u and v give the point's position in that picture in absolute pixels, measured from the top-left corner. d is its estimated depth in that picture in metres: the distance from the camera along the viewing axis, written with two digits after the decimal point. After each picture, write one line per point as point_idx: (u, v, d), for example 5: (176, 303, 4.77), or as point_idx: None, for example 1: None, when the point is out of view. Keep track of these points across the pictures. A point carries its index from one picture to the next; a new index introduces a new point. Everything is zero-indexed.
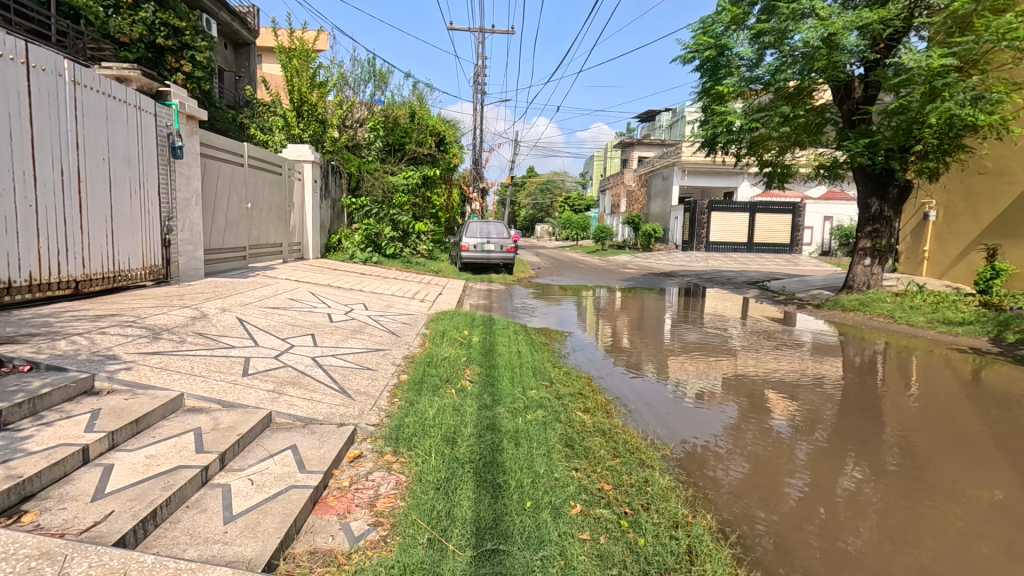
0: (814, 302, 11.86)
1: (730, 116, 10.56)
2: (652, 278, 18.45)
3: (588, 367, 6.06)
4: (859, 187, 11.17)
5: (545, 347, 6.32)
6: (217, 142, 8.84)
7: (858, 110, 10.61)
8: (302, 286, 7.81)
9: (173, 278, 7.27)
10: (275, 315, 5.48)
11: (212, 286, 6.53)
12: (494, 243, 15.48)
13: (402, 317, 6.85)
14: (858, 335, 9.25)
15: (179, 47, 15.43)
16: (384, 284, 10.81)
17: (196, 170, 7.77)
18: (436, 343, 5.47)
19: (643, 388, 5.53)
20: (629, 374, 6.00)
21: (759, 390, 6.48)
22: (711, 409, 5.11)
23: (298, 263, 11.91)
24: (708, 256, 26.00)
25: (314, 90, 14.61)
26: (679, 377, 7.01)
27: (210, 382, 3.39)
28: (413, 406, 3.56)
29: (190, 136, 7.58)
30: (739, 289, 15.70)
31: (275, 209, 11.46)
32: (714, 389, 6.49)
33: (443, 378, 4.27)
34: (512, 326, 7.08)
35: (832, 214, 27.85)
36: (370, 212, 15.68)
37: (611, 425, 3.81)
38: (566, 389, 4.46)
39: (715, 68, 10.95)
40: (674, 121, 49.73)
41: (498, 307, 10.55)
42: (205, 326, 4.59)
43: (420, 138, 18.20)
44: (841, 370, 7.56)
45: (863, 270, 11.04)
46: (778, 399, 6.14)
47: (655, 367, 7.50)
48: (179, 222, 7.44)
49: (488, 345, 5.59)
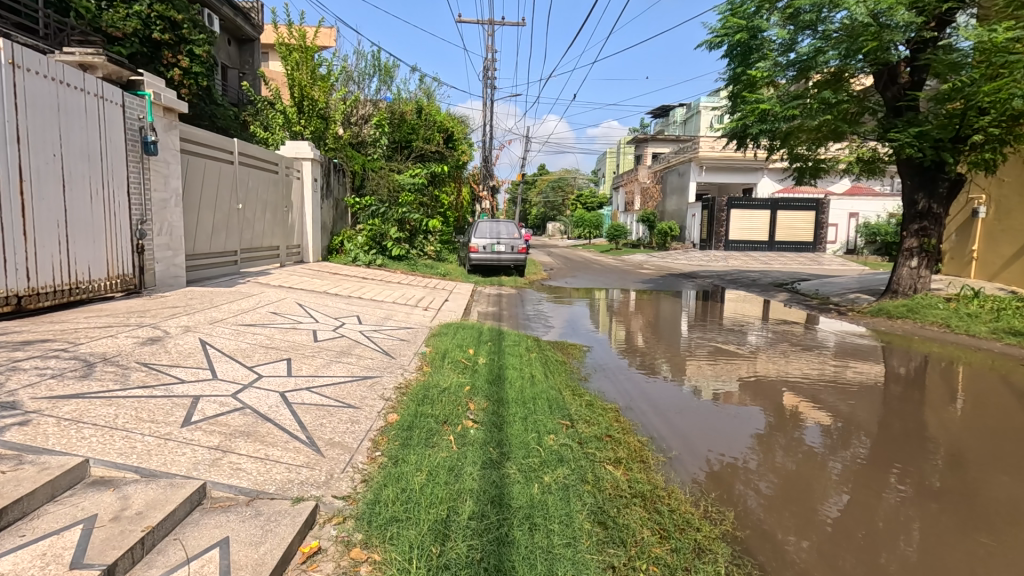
0: (852, 305, 10.89)
1: (763, 104, 9.59)
2: (671, 280, 17.54)
3: (613, 391, 5.23)
4: (906, 181, 10.17)
5: (563, 369, 5.48)
6: (201, 137, 8.13)
7: (904, 96, 9.71)
8: (291, 296, 7.05)
9: (147, 288, 6.56)
10: (249, 334, 4.72)
11: (185, 299, 5.79)
12: (504, 244, 14.66)
13: (399, 332, 6.05)
14: (911, 346, 8.28)
15: (177, 41, 14.65)
16: (386, 290, 10.03)
17: (175, 168, 7.08)
18: (435, 368, 4.66)
19: (676, 412, 4.71)
20: (655, 396, 5.17)
21: (812, 405, 5.58)
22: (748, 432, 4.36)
23: (296, 267, 11.18)
24: (728, 256, 24.94)
25: (316, 84, 13.93)
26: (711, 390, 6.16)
27: (133, 439, 2.60)
28: (397, 467, 2.76)
29: (168, 130, 6.89)
30: (766, 291, 14.70)
31: (271, 209, 10.75)
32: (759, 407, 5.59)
33: (440, 420, 3.47)
34: (524, 341, 6.25)
35: (858, 210, 26.54)
36: (376, 212, 14.91)
37: (650, 486, 3.00)
38: (590, 431, 3.65)
39: (745, 53, 10.04)
40: (689, 117, 48.48)
41: (509, 313, 9.74)
42: (156, 352, 3.82)
43: (427, 134, 17.49)
44: (900, 385, 6.64)
45: (910, 272, 10.05)
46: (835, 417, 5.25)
47: (673, 371, 6.69)
48: (155, 225, 6.73)
49: (496, 369, 4.77)
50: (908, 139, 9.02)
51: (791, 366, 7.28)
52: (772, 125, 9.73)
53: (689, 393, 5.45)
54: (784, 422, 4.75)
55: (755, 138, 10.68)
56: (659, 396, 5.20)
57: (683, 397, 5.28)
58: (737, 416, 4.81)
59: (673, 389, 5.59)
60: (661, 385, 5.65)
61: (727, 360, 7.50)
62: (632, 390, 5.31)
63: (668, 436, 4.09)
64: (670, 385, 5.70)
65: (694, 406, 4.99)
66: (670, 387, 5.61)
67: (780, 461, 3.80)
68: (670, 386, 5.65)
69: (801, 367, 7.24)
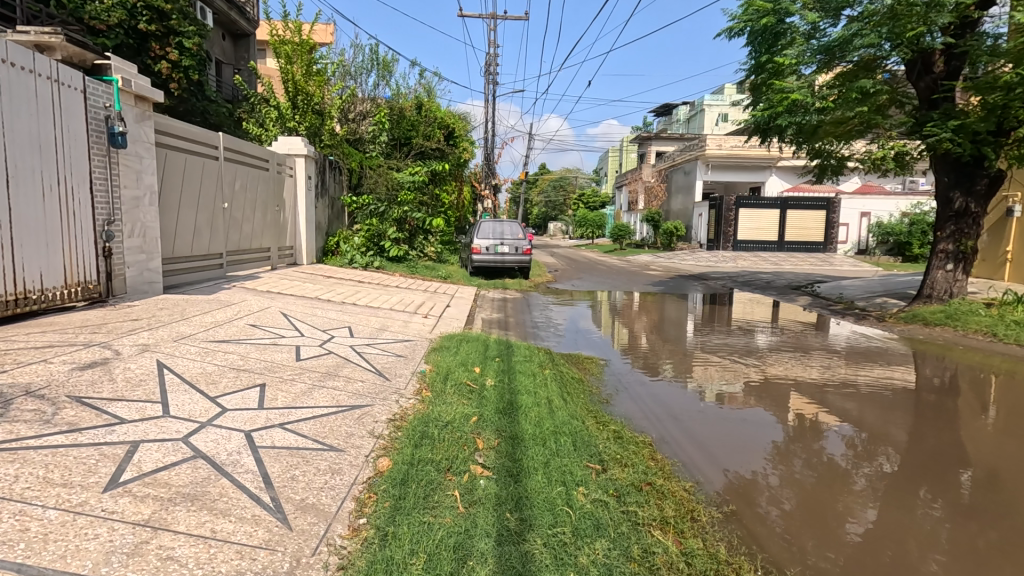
0: (880, 311, 10.21)
1: (789, 93, 8.91)
2: (681, 282, 16.86)
3: (640, 412, 4.60)
4: (940, 177, 9.45)
5: (582, 390, 4.81)
6: (182, 130, 7.48)
7: (940, 87, 8.98)
8: (277, 304, 6.35)
9: (115, 296, 5.92)
10: (219, 353, 4.05)
11: (153, 309, 5.12)
12: (508, 245, 14.00)
13: (395, 345, 5.37)
14: (952, 356, 7.62)
15: (164, 33, 13.98)
16: (383, 295, 9.38)
17: (149, 162, 6.43)
18: (437, 394, 3.99)
19: (716, 444, 4.04)
20: (687, 420, 4.50)
21: (862, 425, 4.91)
22: (802, 467, 3.77)
23: (289, 270, 10.52)
24: (737, 257, 24.28)
25: (312, 78, 13.29)
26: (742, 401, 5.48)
27: (27, 516, 1.93)
28: (388, 547, 2.11)
29: (141, 121, 6.26)
30: (783, 294, 14.01)
31: (260, 208, 10.09)
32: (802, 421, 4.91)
33: (443, 469, 2.82)
34: (537, 356, 5.59)
35: (870, 210, 25.80)
36: (374, 210, 14.23)
37: (712, 564, 2.36)
38: (626, 479, 3.01)
39: (771, 39, 9.33)
40: (693, 115, 47.86)
41: (515, 319, 9.06)
42: (98, 380, 3.15)
43: (428, 131, 16.85)
44: (952, 400, 5.98)
45: (945, 276, 9.38)
46: (895, 440, 4.58)
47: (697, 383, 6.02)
48: (125, 226, 6.07)
49: (508, 393, 4.12)
50: (947, 133, 8.29)
51: (829, 378, 6.61)
52: (802, 118, 9.02)
53: (723, 415, 4.80)
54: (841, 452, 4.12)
55: (778, 131, 9.99)
56: (691, 419, 4.54)
57: (718, 420, 4.62)
58: (783, 443, 4.18)
59: (705, 409, 4.93)
60: (690, 404, 5.00)
61: (757, 370, 6.83)
62: (660, 413, 4.64)
63: (716, 481, 3.40)
64: (700, 405, 5.04)
65: (732, 430, 4.33)
66: (702, 407, 4.96)
67: (854, 512, 3.15)
68: (702, 406, 4.99)
69: (840, 379, 6.56)
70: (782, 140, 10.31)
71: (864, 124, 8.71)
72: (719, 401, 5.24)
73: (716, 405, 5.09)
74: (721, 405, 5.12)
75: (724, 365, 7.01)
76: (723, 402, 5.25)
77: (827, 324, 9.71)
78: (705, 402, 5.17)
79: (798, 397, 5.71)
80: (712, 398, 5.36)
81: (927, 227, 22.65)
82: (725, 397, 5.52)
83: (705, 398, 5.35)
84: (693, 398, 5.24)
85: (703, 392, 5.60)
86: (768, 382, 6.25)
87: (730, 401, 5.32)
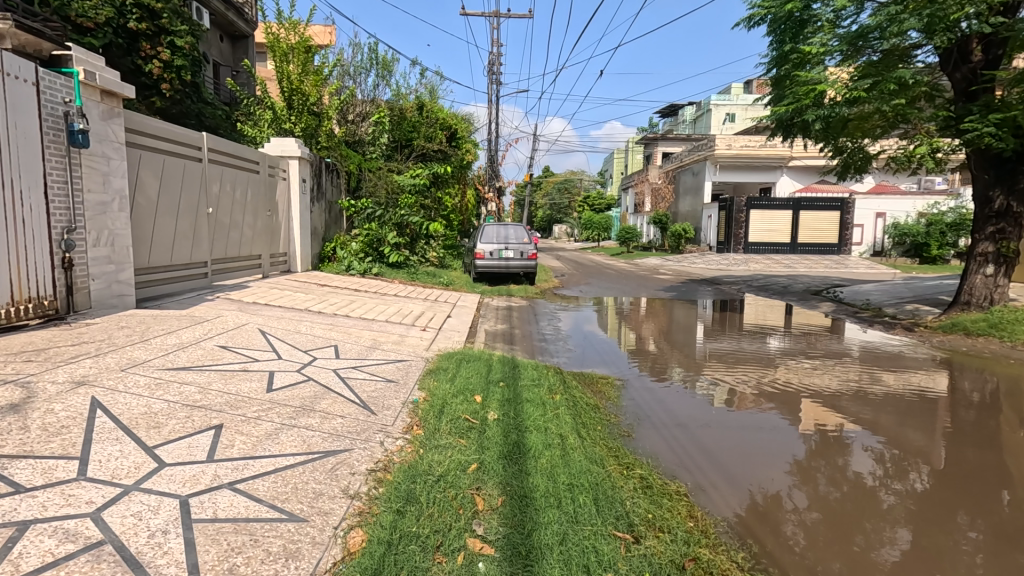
0: (911, 318, 9.52)
1: (815, 86, 8.24)
2: (693, 287, 16.21)
3: (664, 445, 3.97)
4: (977, 174, 8.76)
5: (598, 422, 4.15)
6: (160, 130, 6.94)
7: (978, 77, 8.29)
8: (257, 319, 5.72)
9: (78, 311, 5.36)
10: (172, 385, 3.44)
11: (112, 329, 4.52)
12: (512, 250, 13.38)
13: (386, 368, 4.74)
14: (1002, 368, 6.93)
15: (155, 32, 13.51)
16: (380, 305, 8.76)
17: (118, 164, 5.87)
18: (430, 434, 3.36)
19: (764, 492, 3.35)
20: (722, 457, 3.83)
21: (928, 456, 4.22)
22: (866, 518, 3.14)
23: (281, 279, 9.92)
24: (749, 260, 23.58)
25: (307, 77, 12.77)
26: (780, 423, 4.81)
27: None
28: None
29: (108, 119, 5.70)
30: (803, 298, 13.32)
31: (250, 212, 9.49)
32: (850, 447, 4.29)
33: (431, 550, 2.21)
34: (547, 378, 4.95)
35: (885, 210, 24.92)
36: (372, 215, 13.62)
37: None
38: (665, 555, 2.41)
39: (795, 27, 8.66)
40: (700, 115, 47.21)
41: (521, 330, 8.41)
42: (7, 430, 2.54)
43: (430, 132, 16.31)
44: (1016, 420, 5.29)
45: (984, 281, 8.67)
46: (970, 476, 3.89)
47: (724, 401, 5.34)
48: (91, 233, 5.51)
49: (514, 431, 3.49)
50: (988, 127, 7.50)
51: (871, 392, 5.93)
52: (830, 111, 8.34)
53: (761, 444, 4.12)
54: (906, 494, 3.50)
55: (802, 127, 9.30)
56: (725, 455, 3.87)
57: (757, 454, 3.94)
58: (831, 482, 3.59)
59: (740, 436, 4.27)
60: (722, 432, 4.34)
61: (792, 384, 6.16)
62: (691, 448, 3.96)
63: (776, 551, 2.73)
64: (732, 431, 4.39)
65: (776, 470, 3.67)
66: (735, 434, 4.30)
67: None
68: (735, 433, 4.33)
69: (887, 395, 5.87)
70: (807, 138, 9.62)
71: (898, 117, 8.05)
72: (749, 425, 4.60)
73: (749, 431, 4.43)
74: (755, 431, 4.46)
75: (754, 378, 6.34)
76: (754, 424, 4.61)
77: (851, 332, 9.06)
78: (737, 426, 4.52)
79: (844, 418, 5.03)
80: (743, 420, 4.70)
81: (946, 228, 21.93)
82: (757, 417, 4.88)
83: (735, 420, 4.69)
84: (723, 423, 4.58)
85: (732, 413, 4.97)
86: (806, 401, 5.57)
87: (762, 423, 4.66)
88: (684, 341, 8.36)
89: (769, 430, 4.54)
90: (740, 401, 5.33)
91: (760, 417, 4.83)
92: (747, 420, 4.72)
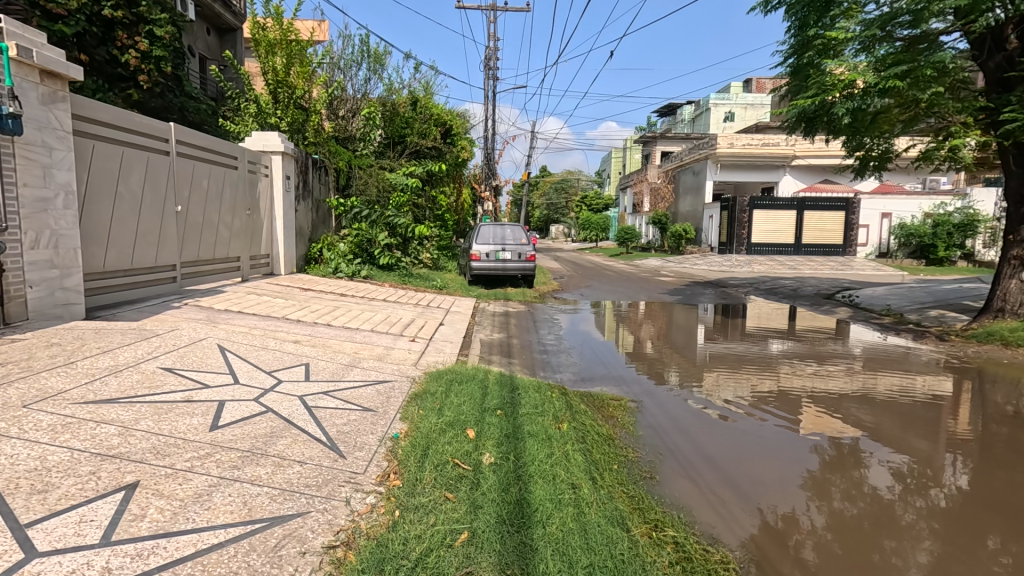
0: (939, 326, 8.86)
1: (842, 76, 7.54)
2: (697, 290, 15.59)
3: (694, 489, 3.30)
4: (1012, 171, 8.09)
5: (612, 459, 3.49)
6: (118, 118, 6.23)
7: (1016, 64, 7.53)
8: (217, 332, 5.01)
9: (12, 322, 4.68)
10: (85, 424, 2.73)
11: (37, 346, 3.82)
12: (510, 251, 12.67)
13: (364, 393, 4.04)
14: None
15: (133, 21, 12.80)
16: (367, 312, 8.05)
17: (64, 154, 5.17)
18: (410, 488, 2.68)
19: (830, 560, 2.66)
20: (760, 498, 3.20)
21: (1012, 489, 3.52)
22: None
23: (261, 283, 9.20)
24: (752, 261, 22.98)
25: (294, 69, 12.07)
26: (824, 445, 4.12)
27: None
28: None
29: (49, 103, 5.00)
30: (816, 302, 12.68)
31: (228, 210, 8.79)
32: (912, 478, 3.62)
33: None
34: (549, 403, 4.25)
35: (891, 210, 24.23)
36: (360, 214, 12.69)
37: None
38: None
39: (819, 10, 7.92)
40: (699, 114, 46.71)
41: (520, 340, 7.68)
42: None
43: (424, 128, 15.62)
44: None
45: (1019, 287, 8.06)
46: None
47: (756, 419, 4.65)
48: (29, 232, 4.80)
49: (515, 481, 2.82)
50: None
51: (916, 406, 5.26)
52: (861, 103, 7.50)
53: (809, 482, 3.44)
54: (954, 530, 2.98)
55: (826, 122, 8.55)
56: (763, 495, 3.24)
57: (802, 495, 3.28)
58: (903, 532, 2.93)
59: (773, 466, 3.64)
60: (752, 461, 3.70)
61: (826, 395, 5.47)
62: (722, 487, 3.33)
63: None
64: (763, 459, 3.76)
65: (837, 523, 2.98)
66: (766, 464, 3.68)
67: None
68: (767, 462, 3.70)
69: (933, 408, 5.21)
70: (829, 135, 8.90)
71: (929, 108, 7.44)
72: (785, 452, 3.94)
73: (789, 461, 3.76)
74: (786, 456, 3.83)
75: (782, 390, 5.66)
76: (791, 452, 3.94)
77: (870, 338, 8.47)
78: (766, 452, 3.88)
79: (898, 438, 4.34)
80: (766, 442, 4.09)
81: (953, 228, 21.37)
82: (776, 434, 4.28)
83: (769, 447, 4.02)
84: (749, 447, 3.96)
85: (763, 435, 4.29)
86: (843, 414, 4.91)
87: (791, 447, 4.02)
88: (688, 347, 7.65)
89: (812, 457, 3.88)
90: (772, 420, 4.65)
91: (781, 435, 4.23)
92: (780, 444, 4.07)
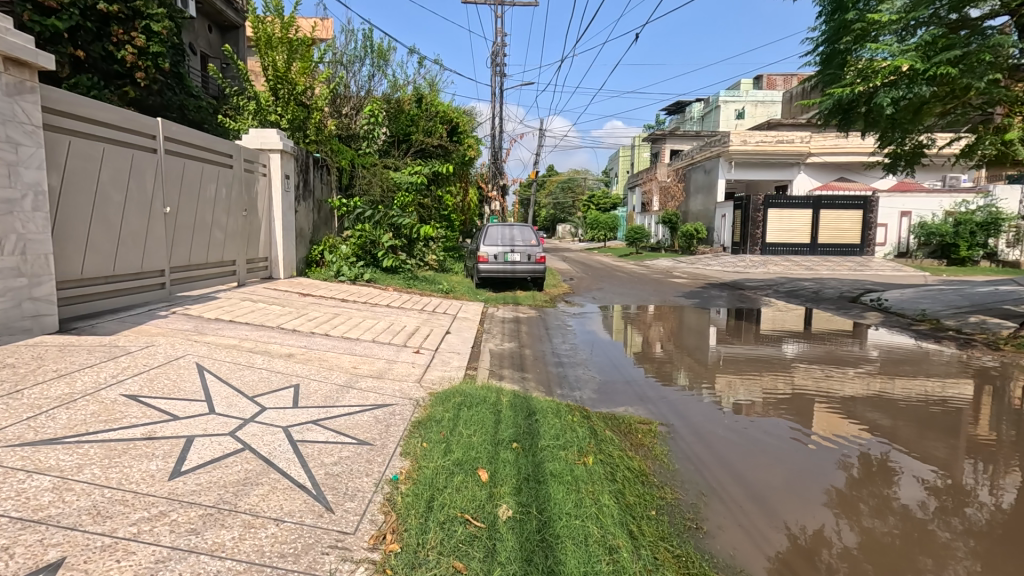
0: (982, 333, 8.23)
1: (885, 63, 6.94)
2: (713, 292, 15.00)
3: (742, 532, 2.78)
4: None
5: (645, 499, 2.98)
6: (97, 112, 5.77)
7: None
8: (200, 347, 4.51)
9: None
10: (12, 477, 2.23)
11: None
12: (519, 252, 12.15)
13: (358, 421, 3.51)
14: None
15: (129, 16, 12.35)
16: (369, 319, 7.53)
17: (32, 149, 4.69)
18: (412, 561, 2.13)
19: None
20: (789, 516, 2.90)
21: None
22: None
23: (258, 287, 8.73)
24: (767, 262, 22.31)
25: (296, 66, 11.57)
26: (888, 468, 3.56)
27: None
28: None
29: (14, 95, 4.52)
30: (841, 305, 12.03)
31: (224, 211, 8.32)
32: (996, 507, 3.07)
33: None
34: (572, 431, 3.72)
35: (911, 208, 23.44)
36: (363, 215, 12.07)
37: None
38: None
39: None
40: (708, 112, 45.97)
41: (532, 349, 7.15)
42: None
43: (429, 126, 15.12)
44: None
45: None
46: None
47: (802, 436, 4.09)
48: None
49: (533, 542, 2.32)
50: None
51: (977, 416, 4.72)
52: (907, 92, 6.91)
53: (874, 516, 2.92)
54: (1006, 554, 2.61)
55: (864, 113, 7.96)
56: (801, 518, 2.88)
57: (872, 535, 2.75)
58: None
59: (810, 488, 3.22)
60: (792, 485, 3.25)
61: (880, 408, 4.87)
62: (761, 514, 2.93)
63: None
64: (805, 482, 3.31)
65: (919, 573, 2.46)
66: (808, 487, 3.24)
67: None
68: (812, 487, 3.25)
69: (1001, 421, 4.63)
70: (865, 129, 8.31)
71: (980, 96, 6.83)
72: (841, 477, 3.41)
73: (848, 490, 3.22)
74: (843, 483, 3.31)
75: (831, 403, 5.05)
76: (849, 476, 3.41)
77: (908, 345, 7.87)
78: (819, 479, 3.34)
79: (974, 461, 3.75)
80: (797, 458, 3.66)
81: (976, 227, 20.58)
82: (819, 453, 3.79)
83: (822, 472, 3.48)
84: (795, 469, 3.47)
85: (811, 455, 3.76)
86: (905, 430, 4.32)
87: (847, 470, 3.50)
88: (703, 349, 7.13)
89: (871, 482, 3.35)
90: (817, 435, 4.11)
91: (822, 453, 3.76)
92: (835, 468, 3.53)
